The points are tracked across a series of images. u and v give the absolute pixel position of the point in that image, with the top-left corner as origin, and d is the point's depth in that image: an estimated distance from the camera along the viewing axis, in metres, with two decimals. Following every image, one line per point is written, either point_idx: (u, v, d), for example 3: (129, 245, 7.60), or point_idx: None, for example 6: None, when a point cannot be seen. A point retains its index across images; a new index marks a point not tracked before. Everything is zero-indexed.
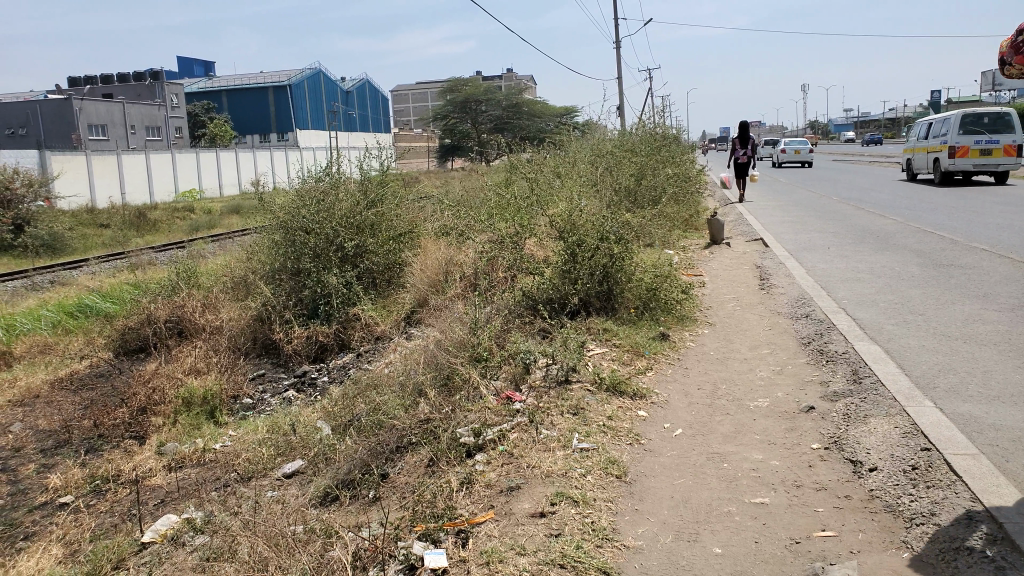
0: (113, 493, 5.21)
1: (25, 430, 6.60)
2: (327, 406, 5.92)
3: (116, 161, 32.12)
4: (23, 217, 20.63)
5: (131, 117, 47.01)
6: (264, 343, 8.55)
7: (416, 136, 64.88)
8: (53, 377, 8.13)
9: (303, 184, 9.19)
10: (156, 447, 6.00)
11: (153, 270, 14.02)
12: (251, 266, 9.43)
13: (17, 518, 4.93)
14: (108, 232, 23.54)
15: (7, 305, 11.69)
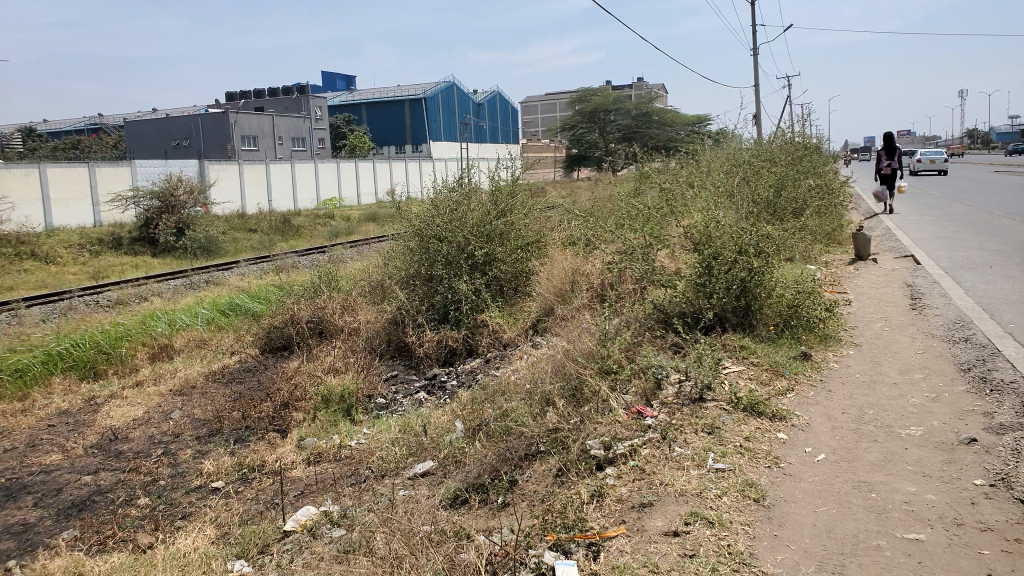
0: (260, 481, 5.55)
1: (183, 417, 7.17)
2: (457, 409, 6.06)
3: (265, 171, 34.37)
4: (184, 222, 22.53)
5: (280, 128, 50.17)
6: (398, 345, 8.79)
7: (545, 146, 65.36)
8: (208, 370, 8.78)
9: (437, 194, 9.49)
10: (297, 441, 6.34)
11: (295, 273, 14.88)
12: (388, 271, 9.82)
13: (177, 498, 5.35)
14: (257, 236, 25.21)
15: (169, 302, 12.78)
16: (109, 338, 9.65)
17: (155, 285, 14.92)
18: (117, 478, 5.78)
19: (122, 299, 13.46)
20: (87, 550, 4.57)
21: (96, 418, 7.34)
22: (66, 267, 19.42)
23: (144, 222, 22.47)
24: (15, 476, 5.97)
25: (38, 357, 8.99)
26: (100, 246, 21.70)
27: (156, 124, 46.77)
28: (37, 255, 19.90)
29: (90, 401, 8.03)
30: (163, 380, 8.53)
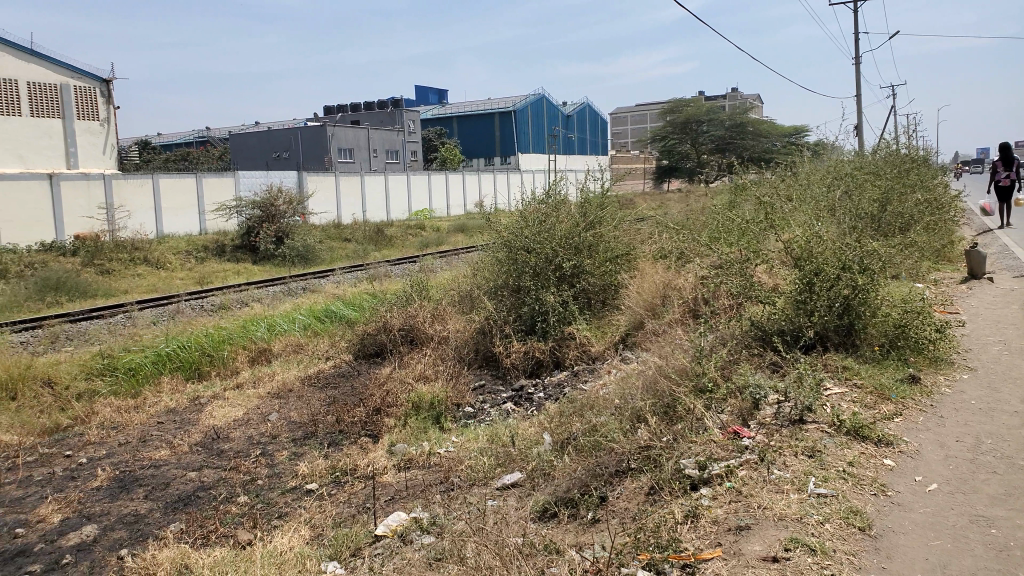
0: (352, 485, 5.69)
1: (281, 420, 7.45)
2: (545, 421, 6.05)
3: (360, 182, 35.43)
4: (283, 231, 23.48)
5: (374, 141, 51.69)
6: (485, 355, 8.85)
7: (635, 158, 64.76)
8: (304, 374, 9.09)
9: (527, 205, 9.55)
10: (388, 446, 6.47)
11: (387, 282, 15.26)
12: (477, 282, 9.93)
13: (273, 498, 5.55)
14: (351, 245, 26.01)
15: (269, 308, 13.33)
16: (213, 340, 10.14)
17: (256, 291, 15.60)
18: (219, 475, 6.05)
19: (225, 304, 14.13)
20: (192, 544, 4.80)
21: (200, 417, 7.71)
22: (175, 272, 20.56)
23: (247, 231, 23.56)
24: (127, 469, 6.33)
25: (150, 357, 9.52)
26: (206, 253, 22.90)
27: (259, 137, 49.08)
28: (149, 260, 21.16)
29: (196, 400, 8.45)
30: (262, 383, 8.88)
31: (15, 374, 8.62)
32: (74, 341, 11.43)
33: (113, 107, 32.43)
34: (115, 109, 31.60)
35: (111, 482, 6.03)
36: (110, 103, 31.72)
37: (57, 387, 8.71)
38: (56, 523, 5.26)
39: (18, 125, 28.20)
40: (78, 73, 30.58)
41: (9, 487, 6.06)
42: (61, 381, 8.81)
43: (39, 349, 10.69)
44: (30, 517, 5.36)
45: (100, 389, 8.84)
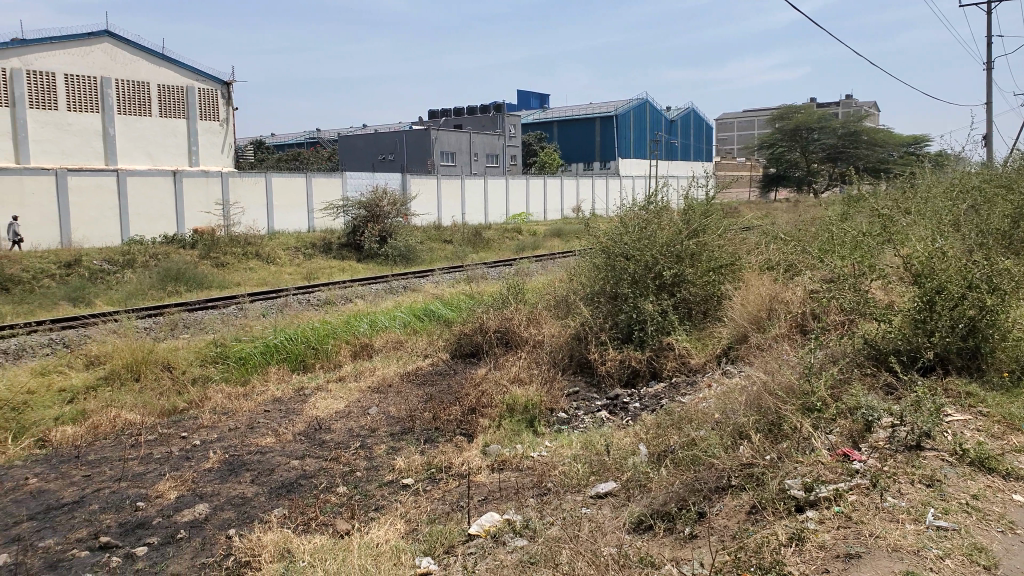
0: (446, 483, 5.77)
1: (380, 414, 7.66)
2: (640, 432, 5.96)
3: (460, 185, 36.06)
4: (386, 231, 24.15)
5: (476, 145, 52.47)
6: (580, 361, 8.77)
7: (740, 166, 63.05)
8: (403, 370, 9.31)
9: (628, 212, 9.46)
10: (482, 446, 6.52)
11: (485, 284, 15.44)
12: (574, 287, 9.90)
13: (371, 490, 5.71)
14: (451, 247, 26.47)
15: (371, 304, 13.76)
16: (318, 334, 10.53)
17: (359, 287, 16.09)
18: (320, 465, 6.27)
19: (330, 299, 14.67)
20: (294, 529, 4.99)
21: (304, 408, 8.02)
22: (284, 267, 21.50)
23: (352, 230, 24.35)
24: (235, 453, 6.65)
25: (259, 347, 9.98)
26: (313, 250, 23.85)
27: (366, 139, 50.77)
28: (261, 255, 22.18)
29: (300, 391, 8.79)
30: (362, 377, 9.16)
31: (139, 358, 9.22)
32: (192, 329, 12.12)
33: (233, 108, 34.17)
34: (234, 110, 33.28)
35: (222, 465, 6.35)
36: (230, 104, 33.42)
37: (176, 372, 9.26)
38: (173, 500, 5.59)
39: (148, 125, 30.20)
40: (202, 76, 32.41)
41: (131, 463, 6.48)
42: (178, 366, 9.36)
43: (160, 335, 11.40)
44: (149, 492, 5.72)
45: (213, 375, 9.33)
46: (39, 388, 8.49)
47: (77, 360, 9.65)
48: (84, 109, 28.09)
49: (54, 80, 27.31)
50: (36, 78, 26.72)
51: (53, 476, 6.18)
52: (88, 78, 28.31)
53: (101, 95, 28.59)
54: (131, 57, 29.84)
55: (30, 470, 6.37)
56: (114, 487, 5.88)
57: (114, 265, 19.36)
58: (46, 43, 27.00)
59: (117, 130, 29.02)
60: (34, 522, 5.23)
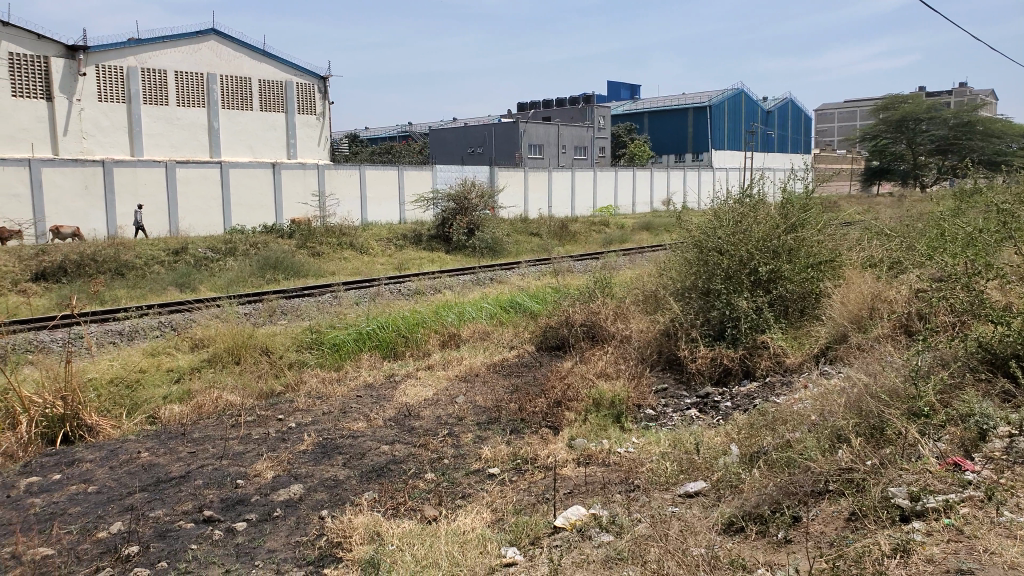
0: (532, 474, 5.79)
1: (467, 402, 7.75)
2: (732, 432, 5.80)
3: (548, 177, 36.07)
4: (474, 224, 24.37)
5: (564, 137, 52.32)
6: (669, 357, 8.60)
7: (839, 158, 60.39)
8: (489, 361, 9.40)
9: (722, 205, 9.22)
10: (568, 440, 6.50)
11: (572, 277, 15.37)
12: (663, 282, 9.75)
13: (458, 477, 5.78)
14: (537, 239, 26.50)
15: (459, 295, 13.95)
16: (408, 323, 10.76)
17: (447, 279, 16.32)
18: (410, 451, 6.40)
19: (420, 289, 14.95)
20: (383, 513, 5.11)
21: (394, 394, 8.21)
22: (376, 257, 22.05)
23: (442, 221, 24.71)
24: (329, 436, 6.87)
25: (352, 334, 10.27)
26: (404, 242, 24.37)
27: (456, 132, 51.49)
28: (354, 246, 22.81)
29: (391, 377, 9.02)
30: (450, 366, 9.30)
31: (239, 342, 9.65)
32: (289, 316, 12.58)
33: (329, 102, 35.18)
34: (330, 104, 34.24)
35: (316, 447, 6.57)
36: (326, 99, 34.40)
37: (273, 356, 9.64)
38: (270, 479, 5.83)
39: (250, 119, 31.50)
40: (300, 71, 33.49)
41: (232, 442, 6.80)
42: (276, 351, 9.75)
43: (259, 321, 11.89)
44: (248, 471, 5.98)
45: (309, 360, 9.68)
46: (150, 367, 9.01)
47: (183, 342, 10.18)
48: (192, 104, 29.54)
49: (165, 77, 28.80)
50: (149, 75, 28.25)
51: (162, 451, 6.55)
52: (196, 74, 29.71)
53: (207, 90, 29.98)
54: (235, 54, 31.12)
55: (142, 444, 6.78)
56: (216, 464, 6.17)
57: (217, 253, 20.32)
58: (158, 42, 28.48)
59: (222, 124, 30.39)
60: (145, 493, 5.56)
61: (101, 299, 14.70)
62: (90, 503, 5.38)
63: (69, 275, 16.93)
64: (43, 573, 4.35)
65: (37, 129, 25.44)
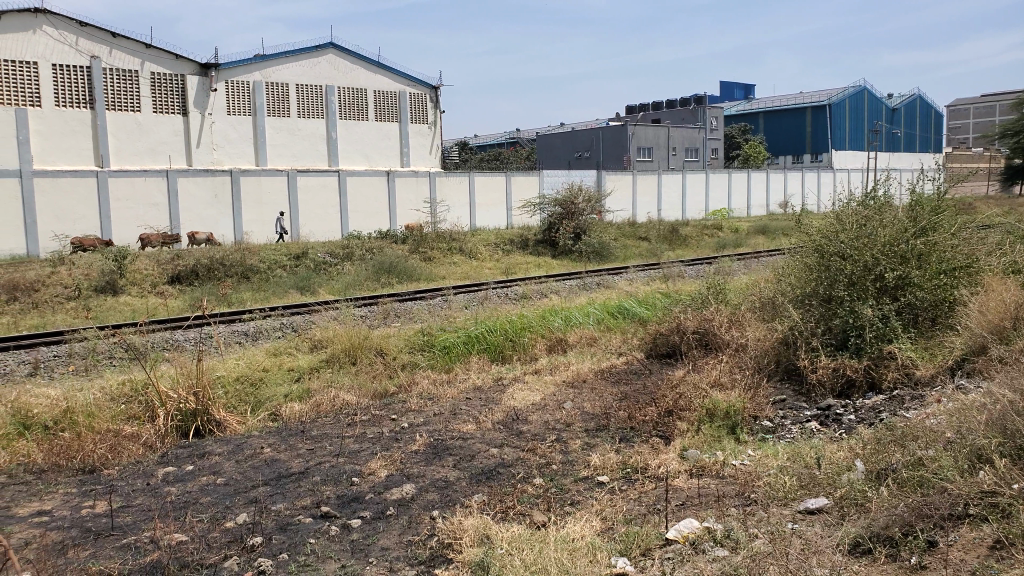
0: (642, 484, 5.68)
1: (574, 409, 7.71)
2: (857, 447, 5.50)
3: (656, 181, 35.61)
4: (581, 228, 24.28)
5: (674, 139, 51.40)
6: (788, 367, 8.26)
7: (974, 156, 56.43)
8: (597, 367, 9.33)
9: (845, 208, 8.76)
10: (680, 451, 6.33)
11: (682, 282, 15.04)
12: (780, 288, 9.39)
13: (567, 484, 5.75)
14: (646, 244, 26.15)
15: (567, 300, 13.91)
16: (516, 327, 10.83)
17: (554, 283, 16.32)
18: (518, 455, 6.43)
19: (527, 293, 15.05)
20: (493, 516, 5.15)
21: (502, 398, 8.27)
22: (485, 262, 22.35)
23: (548, 227, 24.79)
24: (440, 438, 6.99)
25: (461, 337, 10.44)
26: (511, 246, 24.66)
27: (564, 137, 51.63)
28: (464, 250, 23.26)
29: (499, 380, 9.09)
30: (558, 371, 9.29)
31: (356, 343, 10.01)
32: (401, 318, 12.94)
33: (441, 111, 35.92)
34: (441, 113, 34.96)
35: (427, 448, 6.70)
36: (437, 108, 35.11)
37: (387, 357, 9.95)
38: (383, 477, 5.99)
39: (365, 129, 32.66)
40: (413, 81, 34.40)
41: (348, 440, 7.04)
42: (390, 352, 10.05)
43: (374, 323, 12.28)
44: (362, 469, 6.18)
45: (420, 362, 9.91)
46: (272, 366, 9.47)
47: (303, 343, 10.66)
48: (311, 115, 30.92)
49: (287, 90, 30.30)
50: (272, 88, 29.81)
51: (283, 447, 6.86)
52: (315, 87, 31.08)
53: (326, 102, 31.32)
54: (352, 66, 32.30)
55: (265, 440, 7.13)
56: (333, 461, 6.41)
57: (335, 258, 21.18)
58: (281, 56, 29.98)
59: (339, 134, 31.67)
60: (268, 487, 5.83)
61: (229, 300, 15.62)
62: (218, 494, 5.71)
63: (200, 279, 18.12)
64: (177, 558, 4.63)
65: (174, 141, 27.30)
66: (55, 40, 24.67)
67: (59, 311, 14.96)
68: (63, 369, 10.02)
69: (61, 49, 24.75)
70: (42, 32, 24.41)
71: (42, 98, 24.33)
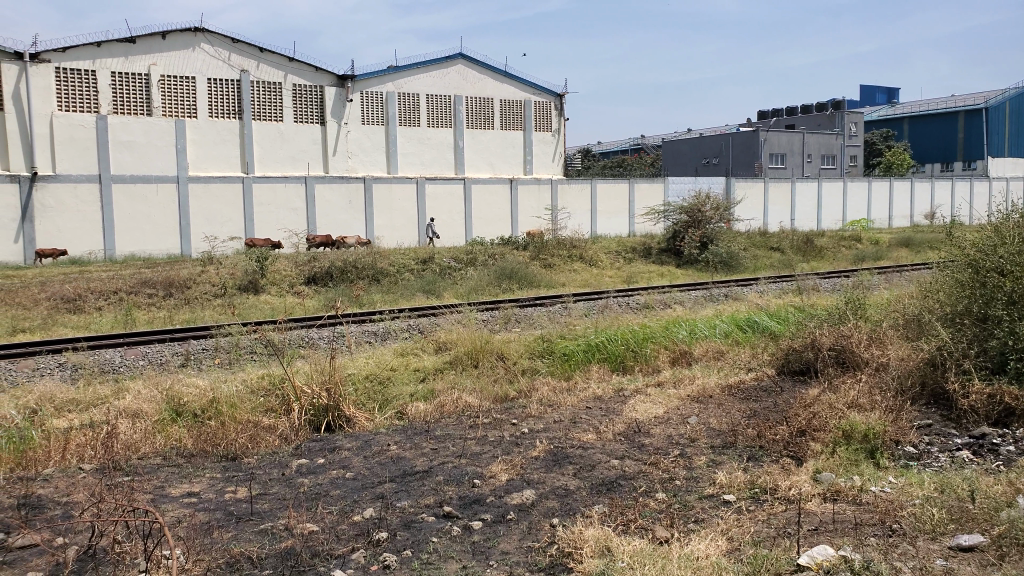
0: (772, 506, 5.43)
1: (700, 424, 7.50)
2: (1018, 483, 5.05)
3: (790, 190, 34.27)
4: (708, 237, 23.65)
5: (809, 146, 49.22)
6: (935, 391, 7.67)
7: None
8: (724, 382, 9.02)
9: (1006, 220, 8.12)
10: (813, 473, 6.01)
11: (818, 296, 14.39)
12: (928, 305, 8.76)
13: (691, 501, 5.58)
14: (778, 255, 25.16)
15: (692, 311, 13.59)
16: (638, 338, 10.68)
17: (679, 293, 16.00)
18: (640, 468, 6.30)
19: (650, 303, 14.82)
20: (614, 528, 5.08)
21: (624, 409, 8.13)
22: (606, 270, 22.28)
23: (673, 235, 24.46)
24: (560, 445, 6.97)
25: (582, 345, 10.40)
26: (633, 254, 24.43)
27: (691, 143, 50.57)
28: (585, 258, 23.24)
29: (620, 391, 8.96)
30: (683, 385, 9.05)
31: (478, 346, 10.20)
32: (522, 324, 13.05)
33: (565, 119, 35.97)
34: (565, 120, 35.04)
35: (547, 455, 6.70)
36: (561, 116, 35.19)
37: (508, 362, 10.06)
38: (504, 481, 6.04)
39: (490, 137, 33.24)
40: (538, 90, 34.69)
41: (470, 442, 7.16)
42: (510, 357, 10.14)
43: (496, 328, 12.48)
44: (484, 472, 6.25)
45: (541, 368, 9.95)
46: (400, 366, 9.80)
47: (429, 345, 10.96)
48: (440, 124, 31.83)
49: (418, 100, 31.32)
50: (404, 98, 30.91)
51: (408, 446, 7.06)
52: (445, 97, 31.97)
53: (454, 111, 32.13)
54: (480, 76, 32.95)
55: (391, 438, 7.37)
56: (456, 462, 6.53)
57: (459, 263, 21.67)
58: (413, 68, 31.04)
59: (465, 143, 32.39)
60: (394, 484, 6.01)
61: (361, 301, 16.30)
62: (347, 488, 5.93)
63: (334, 280, 19.03)
64: (309, 547, 4.85)
65: (313, 149, 28.77)
66: (211, 56, 26.69)
67: (207, 307, 16.10)
68: (210, 361, 10.74)
69: (216, 64, 26.76)
70: (201, 49, 26.47)
71: (198, 110, 26.33)
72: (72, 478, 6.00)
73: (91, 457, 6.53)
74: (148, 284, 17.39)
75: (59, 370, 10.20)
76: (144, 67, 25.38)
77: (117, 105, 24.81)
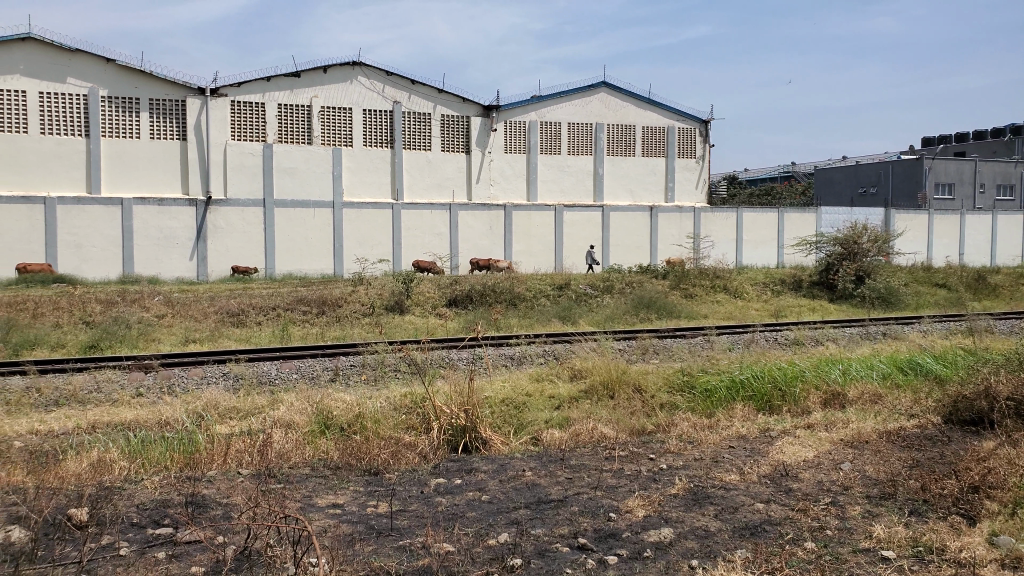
0: (940, 567, 4.95)
1: (854, 471, 7.00)
2: None
3: (959, 222, 31.71)
4: (865, 271, 22.29)
5: (982, 175, 45.35)
6: None
7: None
8: (882, 428, 8.36)
9: None
10: (988, 535, 5.44)
11: (992, 339, 13.17)
12: None
13: (844, 554, 5.19)
14: (944, 292, 23.32)
15: (846, 350, 12.77)
16: (787, 376, 10.15)
17: (832, 329, 15.11)
18: (786, 514, 5.94)
19: (799, 340, 14.09)
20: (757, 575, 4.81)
21: (769, 451, 7.72)
22: (752, 302, 21.48)
23: (826, 268, 23.14)
24: (700, 484, 6.70)
25: (724, 381, 9.99)
26: (782, 286, 23.35)
27: (846, 171, 47.95)
28: (728, 289, 22.49)
29: (766, 432, 8.51)
30: (835, 428, 8.47)
31: (614, 377, 10.07)
32: (660, 356, 12.76)
33: (711, 145, 35.06)
34: (711, 147, 34.16)
35: (686, 493, 6.46)
36: (707, 142, 34.28)
37: (645, 395, 9.85)
38: (640, 518, 5.87)
39: (632, 165, 32.98)
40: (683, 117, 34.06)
41: (606, 474, 7.03)
42: (648, 390, 9.95)
43: (632, 359, 12.31)
44: (620, 506, 6.11)
45: (679, 403, 9.64)
46: (535, 392, 9.83)
47: (564, 372, 10.94)
48: (582, 152, 32.03)
49: (560, 128, 31.66)
50: (547, 127, 31.35)
51: (544, 473, 7.03)
52: (587, 125, 32.12)
53: (596, 139, 32.21)
54: (623, 104, 32.85)
55: (527, 463, 7.37)
56: (591, 494, 6.43)
57: (596, 290, 21.61)
58: (557, 97, 31.44)
59: (606, 170, 32.37)
60: (528, 511, 6.00)
61: (499, 325, 16.56)
62: (483, 511, 5.98)
63: (474, 303, 19.49)
64: (445, 566, 4.92)
65: (458, 177, 29.71)
66: (366, 89, 28.24)
67: (356, 325, 16.90)
68: (357, 377, 11.27)
69: (371, 96, 28.28)
70: (358, 82, 28.07)
71: (354, 139, 27.91)
72: (231, 481, 6.42)
73: (249, 463, 6.99)
74: (303, 302, 18.54)
75: (223, 378, 11.01)
76: (307, 99, 27.22)
77: (283, 135, 26.72)
